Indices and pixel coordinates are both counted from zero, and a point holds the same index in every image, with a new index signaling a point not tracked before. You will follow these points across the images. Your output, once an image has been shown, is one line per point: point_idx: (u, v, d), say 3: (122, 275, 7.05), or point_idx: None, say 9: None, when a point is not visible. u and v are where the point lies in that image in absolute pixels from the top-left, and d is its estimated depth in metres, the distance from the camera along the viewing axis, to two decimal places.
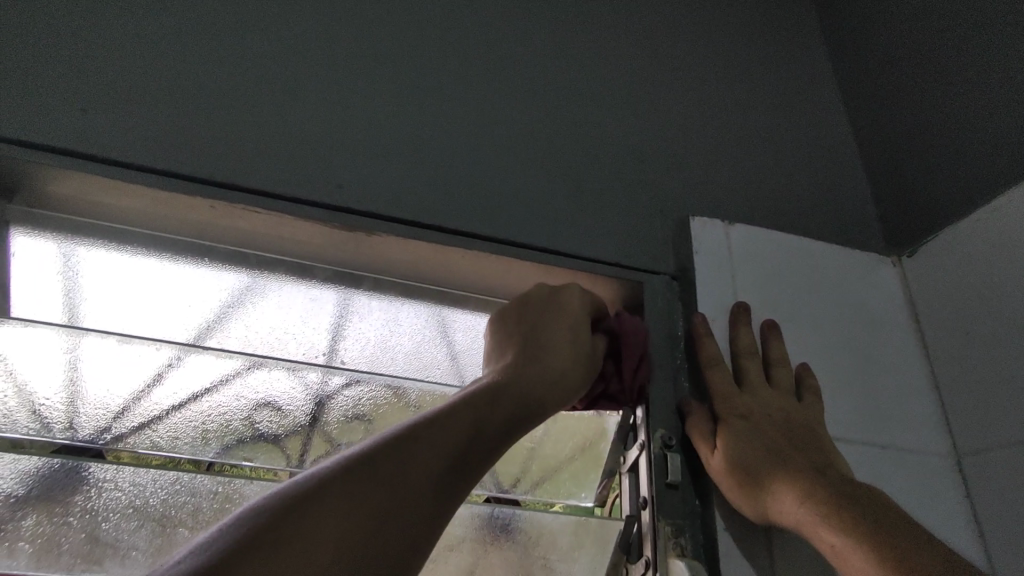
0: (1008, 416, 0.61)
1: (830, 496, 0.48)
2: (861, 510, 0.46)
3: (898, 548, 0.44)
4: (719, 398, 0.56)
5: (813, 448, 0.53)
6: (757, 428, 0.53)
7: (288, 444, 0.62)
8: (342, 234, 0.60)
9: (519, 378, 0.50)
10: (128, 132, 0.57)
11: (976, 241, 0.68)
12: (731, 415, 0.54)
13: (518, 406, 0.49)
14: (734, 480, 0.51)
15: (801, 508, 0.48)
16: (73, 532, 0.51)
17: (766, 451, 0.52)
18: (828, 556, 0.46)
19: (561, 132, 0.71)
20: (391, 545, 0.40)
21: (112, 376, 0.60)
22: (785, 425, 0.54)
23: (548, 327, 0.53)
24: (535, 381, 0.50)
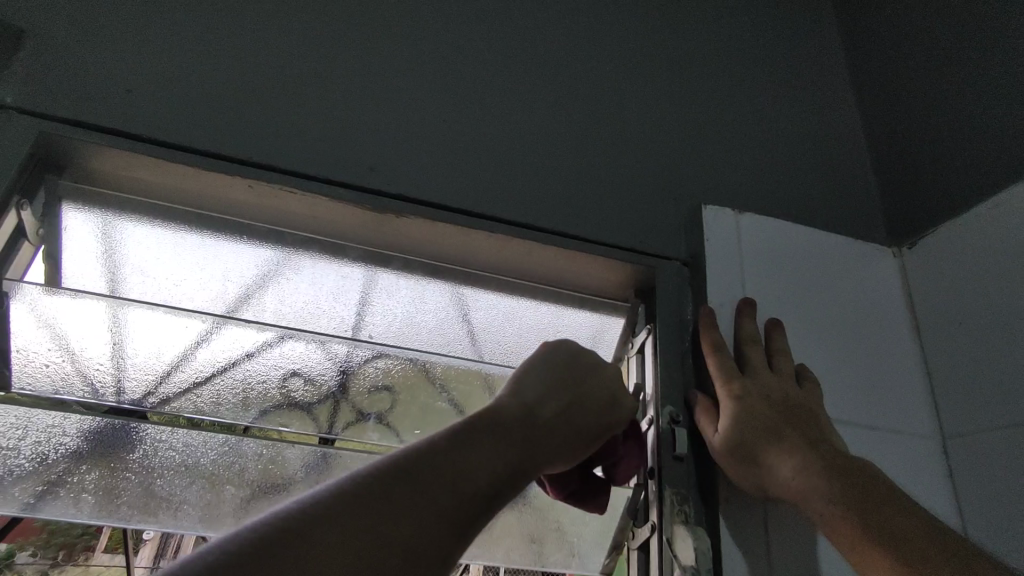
0: (995, 402, 0.65)
1: (824, 470, 0.51)
2: (853, 485, 0.50)
3: (886, 523, 0.48)
4: (722, 380, 0.58)
5: (809, 425, 0.55)
6: (757, 407, 0.55)
7: (318, 411, 0.66)
8: (372, 214, 0.62)
9: (545, 425, 0.48)
10: (171, 113, 0.59)
11: (975, 233, 0.71)
12: (732, 395, 0.56)
13: (528, 470, 0.46)
14: (733, 454, 0.55)
15: (795, 481, 0.52)
16: (131, 486, 0.59)
17: (765, 428, 0.54)
18: (819, 524, 0.51)
19: (583, 120, 0.74)
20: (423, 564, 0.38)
21: (159, 343, 0.63)
22: (784, 404, 0.56)
23: (584, 394, 0.51)
24: (551, 444, 0.48)
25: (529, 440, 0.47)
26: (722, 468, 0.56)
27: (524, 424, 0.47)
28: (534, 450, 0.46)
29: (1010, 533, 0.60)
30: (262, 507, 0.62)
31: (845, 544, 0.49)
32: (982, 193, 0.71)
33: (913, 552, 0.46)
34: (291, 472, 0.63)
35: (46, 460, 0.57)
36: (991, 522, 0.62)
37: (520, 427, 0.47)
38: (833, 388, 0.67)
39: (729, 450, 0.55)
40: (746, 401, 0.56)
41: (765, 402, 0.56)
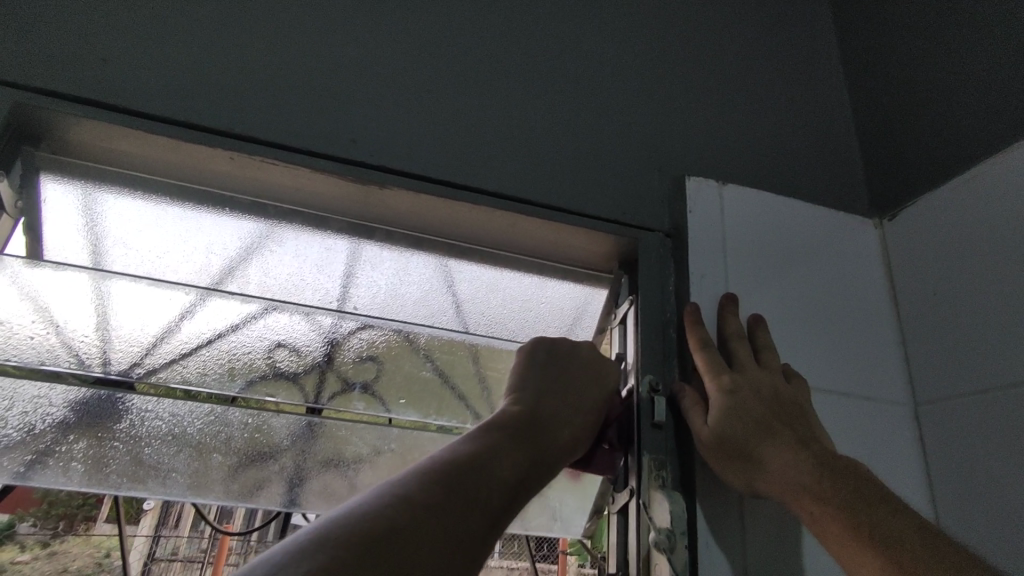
0: (968, 369, 0.66)
1: (818, 469, 0.50)
2: (847, 487, 0.49)
3: (879, 525, 0.46)
4: (711, 372, 0.57)
5: (800, 423, 0.55)
6: (748, 401, 0.55)
7: (305, 381, 0.68)
8: (354, 186, 0.62)
9: (553, 425, 0.52)
10: (151, 83, 0.58)
11: (956, 204, 0.71)
12: (722, 387, 0.55)
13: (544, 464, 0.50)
14: (721, 448, 0.54)
15: (787, 478, 0.50)
16: (119, 455, 0.64)
17: (757, 424, 0.53)
18: (808, 524, 0.49)
19: (568, 90, 0.73)
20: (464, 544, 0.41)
21: (144, 316, 0.64)
22: (775, 400, 0.56)
23: (576, 388, 0.55)
24: (552, 433, 0.51)
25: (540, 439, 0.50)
26: (709, 463, 0.55)
27: (527, 417, 0.51)
28: (537, 442, 0.50)
29: (969, 496, 0.62)
30: (249, 474, 0.67)
31: (833, 544, 0.47)
32: (963, 164, 0.72)
33: (907, 557, 0.44)
34: (278, 440, 0.68)
35: (34, 430, 0.61)
36: (957, 484, 0.64)
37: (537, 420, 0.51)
38: (811, 358, 0.68)
39: (716, 444, 0.54)
40: (738, 395, 0.55)
41: (757, 397, 0.55)
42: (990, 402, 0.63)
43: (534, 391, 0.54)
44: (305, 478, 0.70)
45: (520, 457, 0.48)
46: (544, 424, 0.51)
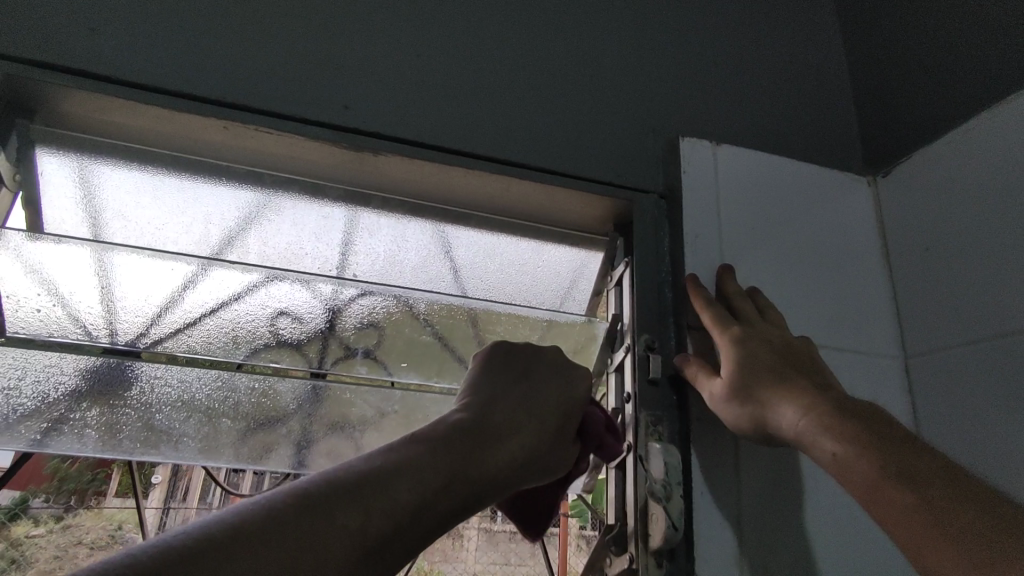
0: (957, 323, 0.67)
1: (836, 408, 0.48)
2: (868, 425, 0.46)
3: (903, 460, 0.43)
4: (719, 328, 0.58)
5: (815, 372, 0.53)
6: (757, 352, 0.55)
7: (308, 347, 0.71)
8: (349, 153, 0.62)
9: (500, 442, 0.49)
10: (141, 53, 0.58)
11: (949, 159, 0.71)
12: (731, 340, 0.56)
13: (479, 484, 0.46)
14: (732, 398, 0.54)
15: (804, 421, 0.49)
16: (131, 421, 0.65)
17: (769, 371, 0.53)
18: (831, 465, 0.46)
19: (562, 52, 0.73)
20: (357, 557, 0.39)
21: (147, 288, 0.64)
22: (786, 350, 0.56)
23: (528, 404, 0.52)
24: (490, 453, 0.48)
25: (486, 459, 0.47)
26: (722, 417, 0.55)
27: (469, 429, 0.48)
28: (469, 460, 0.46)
29: (957, 441, 0.65)
30: (258, 438, 0.68)
31: (857, 486, 0.44)
32: (958, 117, 0.71)
33: (934, 490, 0.41)
34: (284, 405, 0.68)
35: (47, 399, 0.62)
36: (946, 433, 0.66)
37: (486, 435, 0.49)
38: (805, 314, 0.69)
39: (727, 393, 0.54)
40: (747, 346, 0.55)
41: (766, 347, 0.56)
42: (979, 351, 0.65)
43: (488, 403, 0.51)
44: (312, 440, 0.70)
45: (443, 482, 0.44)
46: (491, 440, 0.48)
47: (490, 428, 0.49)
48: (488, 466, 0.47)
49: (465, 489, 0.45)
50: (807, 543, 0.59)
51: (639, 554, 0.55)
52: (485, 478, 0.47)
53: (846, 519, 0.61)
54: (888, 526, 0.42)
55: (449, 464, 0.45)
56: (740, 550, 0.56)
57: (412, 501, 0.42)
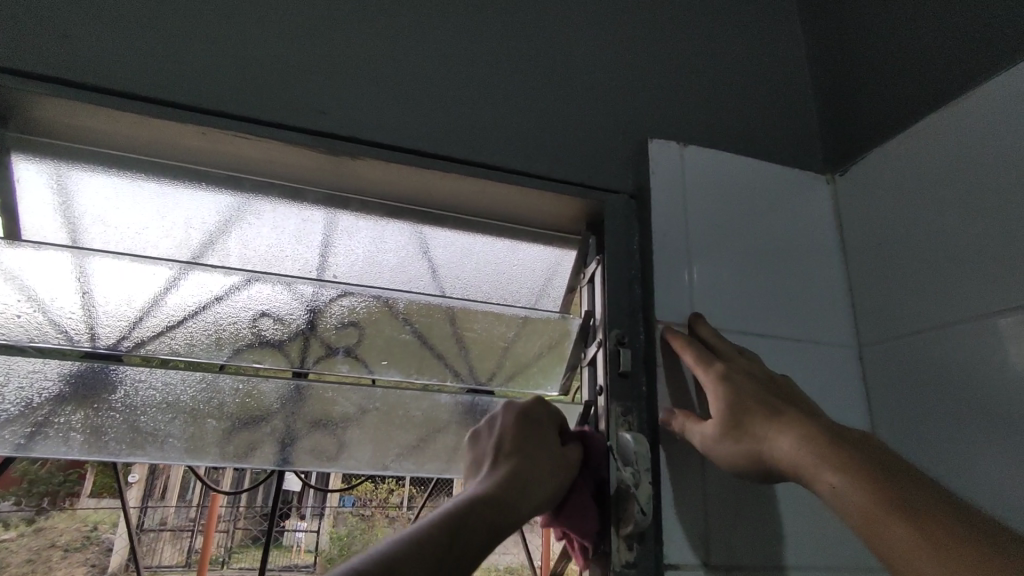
0: (905, 313, 0.72)
1: (829, 438, 0.49)
2: (863, 455, 0.47)
3: (902, 490, 0.44)
4: (706, 364, 0.60)
5: (801, 404, 0.55)
6: (744, 386, 0.57)
7: (289, 348, 0.73)
8: (328, 157, 0.64)
9: (502, 476, 0.55)
10: (117, 60, 0.58)
11: (898, 157, 0.75)
12: (718, 376, 0.58)
13: (497, 513, 0.52)
14: (725, 435, 0.55)
15: (798, 453, 0.50)
16: (117, 423, 0.66)
17: (758, 403, 0.55)
18: (830, 497, 0.46)
19: (534, 55, 0.75)
20: None
21: (129, 291, 0.65)
22: (770, 383, 0.58)
23: (525, 443, 0.58)
24: (501, 488, 0.53)
25: (495, 494, 0.53)
26: (715, 456, 0.56)
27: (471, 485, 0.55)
28: (486, 504, 0.52)
29: (905, 425, 0.69)
30: (242, 436, 0.70)
31: (858, 517, 0.45)
32: (907, 117, 0.75)
33: (932, 519, 0.42)
34: (268, 404, 0.69)
35: (32, 403, 0.63)
36: (896, 417, 0.70)
37: (488, 478, 0.55)
38: (767, 308, 0.73)
39: (719, 430, 0.56)
40: (734, 382, 0.57)
41: (752, 381, 0.57)
42: (924, 341, 0.69)
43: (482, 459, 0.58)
44: (296, 438, 0.72)
45: (465, 519, 0.50)
46: (495, 480, 0.54)
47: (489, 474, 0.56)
48: (498, 494, 0.53)
49: (485, 520, 0.51)
50: (769, 521, 0.63)
51: (612, 538, 0.59)
52: (501, 508, 0.52)
53: (806, 500, 0.65)
54: (892, 560, 0.42)
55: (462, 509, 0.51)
56: (704, 531, 0.60)
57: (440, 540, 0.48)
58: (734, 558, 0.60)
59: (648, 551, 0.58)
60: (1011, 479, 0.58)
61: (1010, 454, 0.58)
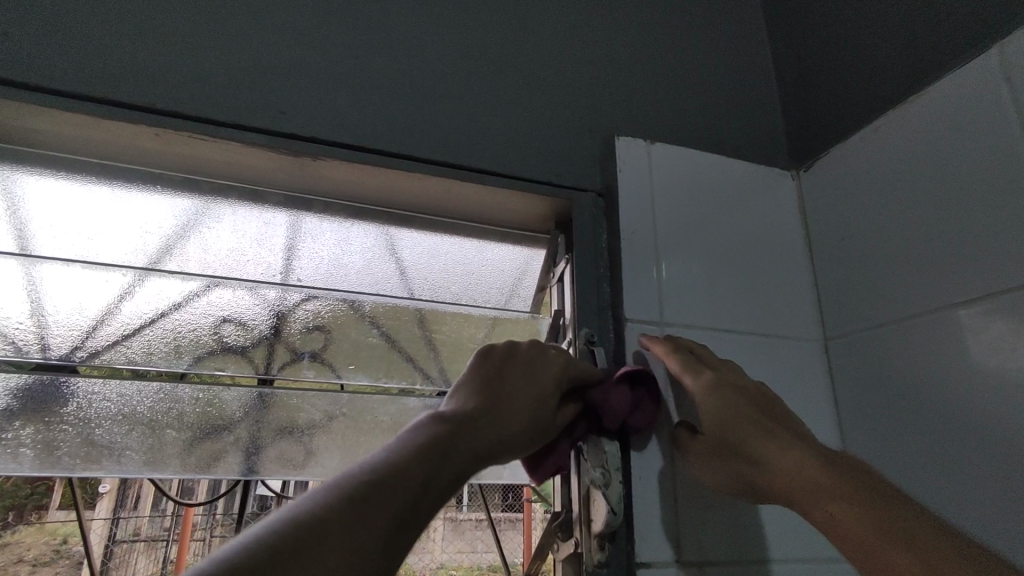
0: (868, 305, 0.73)
1: (822, 464, 0.50)
2: (854, 478, 0.48)
3: (891, 512, 0.46)
4: (698, 379, 0.58)
5: (788, 420, 0.55)
6: (734, 400, 0.56)
7: (254, 353, 0.73)
8: (288, 158, 0.62)
9: (492, 419, 0.49)
10: (61, 58, 0.56)
11: (858, 153, 0.77)
12: (710, 392, 0.57)
13: (478, 460, 0.46)
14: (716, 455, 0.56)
15: (791, 476, 0.50)
16: (70, 437, 0.63)
17: (750, 420, 0.54)
18: (823, 522, 0.47)
19: (499, 53, 0.74)
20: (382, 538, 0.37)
21: (79, 299, 0.66)
22: (758, 396, 0.57)
23: (511, 382, 0.52)
24: (485, 437, 0.47)
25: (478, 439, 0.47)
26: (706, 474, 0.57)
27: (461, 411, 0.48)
28: (470, 445, 0.46)
29: (870, 415, 0.70)
30: (205, 447, 0.68)
31: (853, 543, 0.46)
32: (866, 113, 0.77)
33: (931, 549, 0.43)
34: (231, 413, 0.68)
35: None
36: (861, 407, 0.72)
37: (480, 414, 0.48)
38: (735, 303, 0.74)
39: (711, 451, 0.57)
40: (726, 400, 0.56)
41: (741, 393, 0.57)
42: (884, 334, 0.70)
43: (475, 389, 0.51)
44: (261, 446, 0.70)
45: (445, 463, 0.43)
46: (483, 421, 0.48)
47: (479, 408, 0.49)
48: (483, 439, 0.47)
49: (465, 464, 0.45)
50: (739, 516, 0.63)
51: (585, 539, 0.59)
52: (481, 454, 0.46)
53: None
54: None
55: (449, 446, 0.44)
56: (675, 528, 0.60)
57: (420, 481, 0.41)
58: (704, 555, 0.60)
59: (619, 549, 0.59)
60: (967, 470, 0.59)
61: (971, 441, 0.59)
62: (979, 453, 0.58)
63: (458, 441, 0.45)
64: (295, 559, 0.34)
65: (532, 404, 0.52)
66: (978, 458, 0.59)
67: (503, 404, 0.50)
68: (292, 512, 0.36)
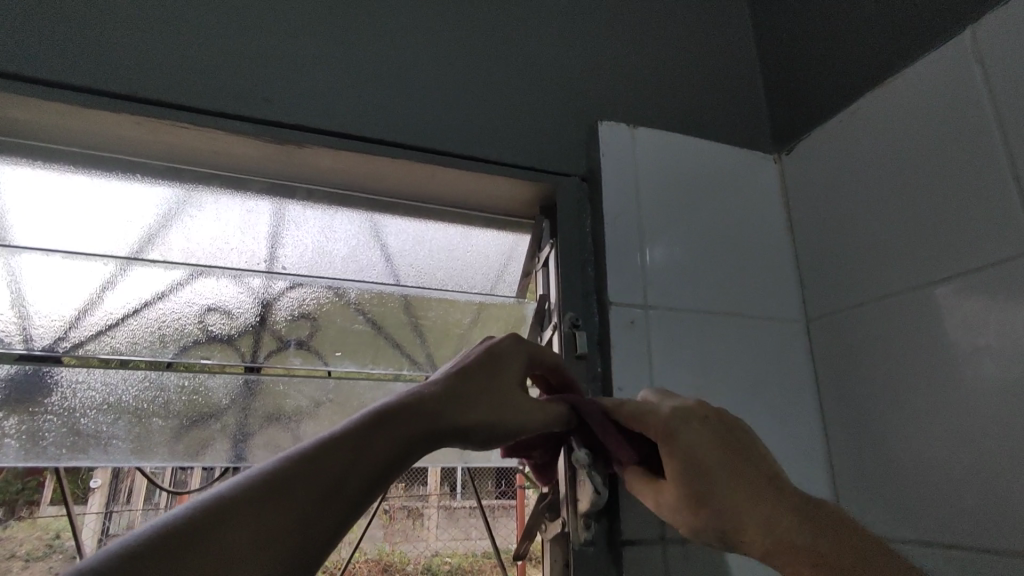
0: (849, 286, 0.74)
1: (801, 524, 0.46)
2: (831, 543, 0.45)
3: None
4: (662, 413, 0.51)
5: (761, 461, 0.49)
6: (700, 445, 0.48)
7: (240, 341, 0.72)
8: (271, 145, 0.62)
9: (455, 399, 0.49)
10: (33, 44, 0.55)
11: (838, 135, 0.77)
12: (677, 426, 0.49)
13: (432, 440, 0.47)
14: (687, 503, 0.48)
15: (780, 539, 0.45)
16: (54, 427, 0.61)
17: (723, 469, 0.48)
18: None
19: (481, 37, 0.74)
20: (307, 512, 0.39)
21: (61, 290, 0.64)
22: (727, 436, 0.49)
23: (481, 365, 0.52)
24: (444, 415, 0.47)
25: (437, 419, 0.47)
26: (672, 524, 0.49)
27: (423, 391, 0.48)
28: (424, 426, 0.46)
29: (851, 394, 0.72)
30: (192, 435, 0.67)
31: None
32: (847, 95, 0.77)
33: None
34: (217, 401, 0.67)
35: None
36: (842, 387, 0.73)
37: (442, 394, 0.48)
38: (717, 287, 0.74)
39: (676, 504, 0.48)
40: (694, 435, 0.49)
41: (708, 436, 0.49)
42: (864, 315, 0.71)
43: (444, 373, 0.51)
44: (249, 434, 0.70)
45: (391, 444, 0.44)
46: (446, 401, 0.48)
47: (443, 387, 0.49)
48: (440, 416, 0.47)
49: (417, 442, 0.45)
50: None
51: (570, 519, 0.60)
52: (438, 434, 0.47)
53: None
54: None
55: (399, 425, 0.45)
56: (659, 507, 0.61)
57: (358, 462, 0.42)
58: None
59: (605, 528, 0.60)
60: (944, 445, 0.61)
61: (950, 418, 0.60)
62: (956, 429, 0.60)
63: (408, 419, 0.46)
64: (204, 537, 0.36)
65: (496, 386, 0.51)
66: (953, 434, 0.60)
67: (464, 385, 0.50)
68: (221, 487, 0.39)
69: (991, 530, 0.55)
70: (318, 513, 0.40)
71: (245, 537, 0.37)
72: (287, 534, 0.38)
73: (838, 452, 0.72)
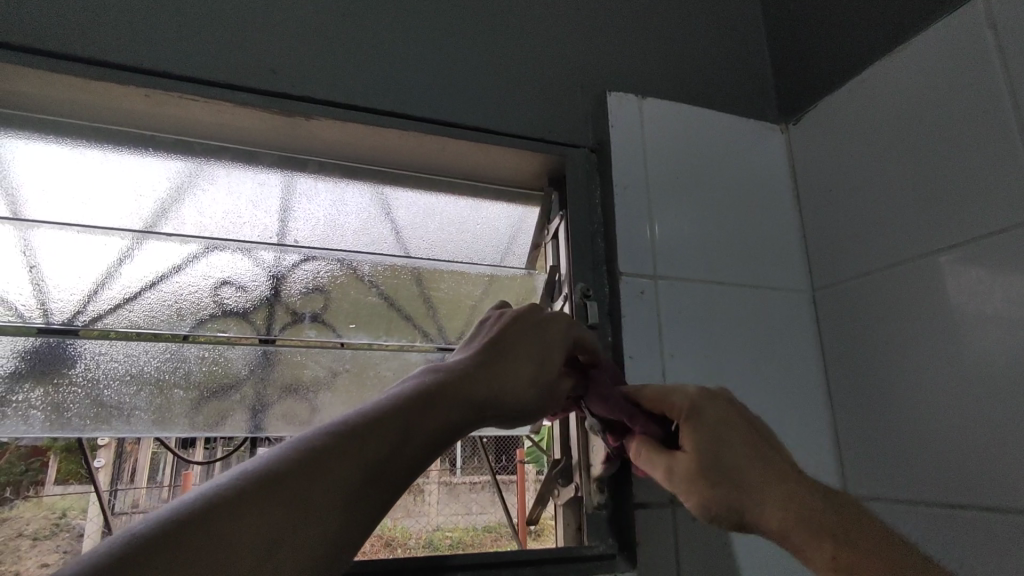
0: (853, 255, 0.75)
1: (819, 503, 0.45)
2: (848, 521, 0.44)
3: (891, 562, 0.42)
4: (686, 392, 0.52)
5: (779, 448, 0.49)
6: (721, 427, 0.49)
7: (255, 315, 0.70)
8: (281, 118, 0.62)
9: (490, 381, 0.49)
10: (39, 15, 0.54)
11: (845, 104, 0.77)
12: (701, 405, 0.51)
13: (466, 422, 0.47)
14: (702, 474, 0.48)
15: (796, 512, 0.45)
16: (79, 398, 0.63)
17: (744, 445, 0.48)
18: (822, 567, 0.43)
19: (488, 6, 0.73)
20: (349, 493, 0.38)
21: (78, 266, 0.65)
22: (749, 419, 0.50)
23: (518, 344, 0.52)
24: (481, 397, 0.48)
25: (473, 402, 0.47)
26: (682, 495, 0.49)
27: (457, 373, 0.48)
28: (458, 409, 0.46)
29: (854, 360, 0.73)
30: (212, 405, 0.68)
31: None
32: (855, 64, 0.77)
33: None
34: (236, 370, 0.69)
35: None
36: (846, 353, 0.74)
37: (476, 376, 0.48)
38: (725, 257, 0.75)
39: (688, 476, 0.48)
40: (717, 411, 0.50)
41: (728, 419, 0.50)
42: (868, 284, 0.72)
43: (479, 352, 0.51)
44: (267, 404, 0.71)
45: (429, 426, 0.44)
46: (481, 384, 0.48)
47: (477, 369, 0.49)
48: (476, 398, 0.47)
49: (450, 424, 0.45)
50: None
51: (584, 483, 0.63)
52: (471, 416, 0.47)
53: None
54: None
55: (436, 407, 0.45)
56: None
57: (397, 442, 0.41)
58: None
59: (617, 491, 0.62)
60: (945, 410, 0.63)
61: (954, 383, 0.62)
62: (957, 394, 0.61)
63: (445, 401, 0.45)
64: (240, 515, 0.34)
65: (530, 366, 0.51)
66: (954, 399, 0.62)
67: (498, 367, 0.50)
68: (252, 466, 0.37)
69: (989, 490, 0.58)
70: (359, 494, 0.38)
71: (286, 519, 0.35)
72: (329, 515, 0.36)
73: (840, 417, 0.74)
